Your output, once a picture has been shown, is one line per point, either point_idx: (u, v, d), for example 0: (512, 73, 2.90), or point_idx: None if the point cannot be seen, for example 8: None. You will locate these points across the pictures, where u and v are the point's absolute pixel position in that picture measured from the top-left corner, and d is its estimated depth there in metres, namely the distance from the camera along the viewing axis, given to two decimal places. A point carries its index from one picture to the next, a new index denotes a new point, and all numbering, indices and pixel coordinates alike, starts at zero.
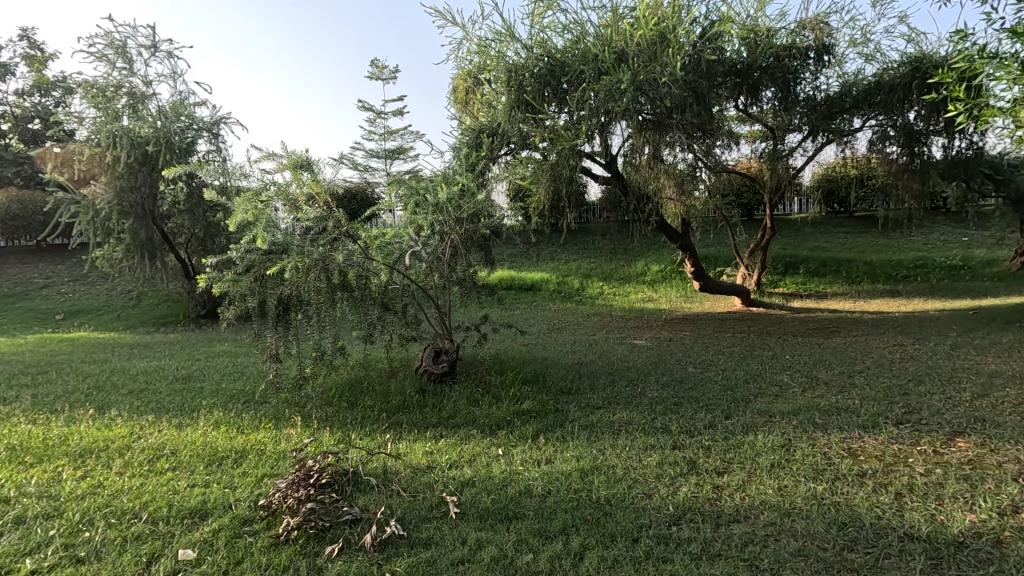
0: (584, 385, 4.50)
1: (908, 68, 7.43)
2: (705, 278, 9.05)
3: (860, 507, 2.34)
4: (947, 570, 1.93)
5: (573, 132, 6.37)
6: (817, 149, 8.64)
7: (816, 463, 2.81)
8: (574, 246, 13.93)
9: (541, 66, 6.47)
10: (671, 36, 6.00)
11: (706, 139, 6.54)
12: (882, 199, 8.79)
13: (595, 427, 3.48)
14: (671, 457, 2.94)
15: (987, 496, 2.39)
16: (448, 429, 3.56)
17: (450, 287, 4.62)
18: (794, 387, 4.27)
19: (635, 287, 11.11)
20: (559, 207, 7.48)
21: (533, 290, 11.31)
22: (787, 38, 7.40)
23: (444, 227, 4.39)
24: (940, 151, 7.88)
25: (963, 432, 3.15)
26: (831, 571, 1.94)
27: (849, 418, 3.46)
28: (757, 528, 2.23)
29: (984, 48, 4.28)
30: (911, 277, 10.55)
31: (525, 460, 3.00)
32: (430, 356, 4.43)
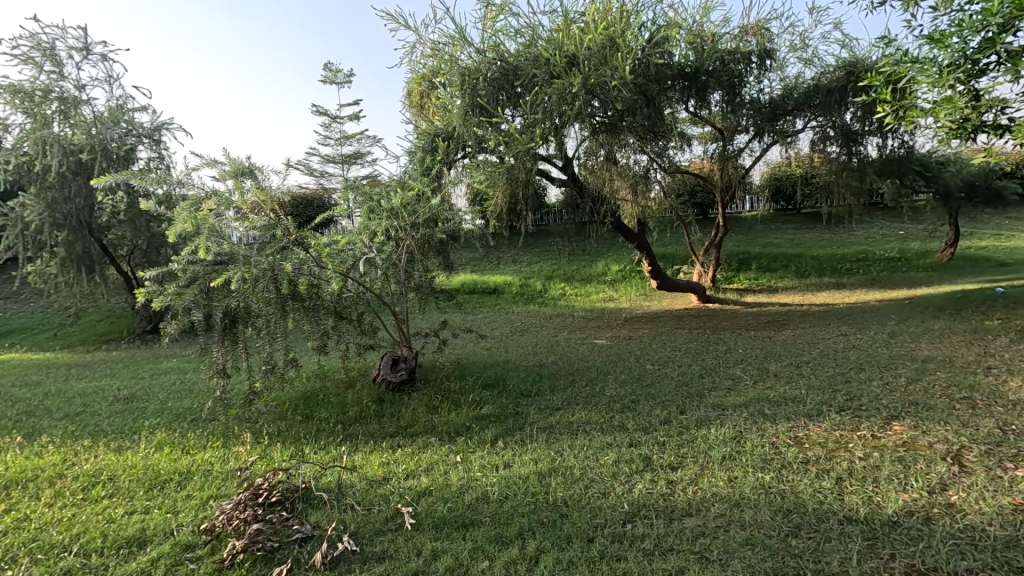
0: (544, 387, 4.51)
1: (843, 72, 7.84)
2: (663, 276, 9.27)
3: (804, 494, 2.43)
4: (883, 550, 2.02)
5: (527, 135, 6.41)
6: (763, 149, 9.00)
7: (764, 453, 2.91)
8: (537, 248, 14.01)
9: (494, 70, 6.50)
10: (620, 41, 6.08)
11: (658, 140, 6.84)
12: (825, 196, 9.24)
13: (554, 428, 3.50)
14: (627, 454, 2.98)
15: (918, 476, 2.53)
16: (406, 438, 3.50)
17: (407, 293, 4.56)
18: (745, 380, 4.42)
19: (596, 288, 11.28)
20: (518, 210, 7.48)
21: (496, 293, 11.30)
22: (731, 43, 7.69)
23: (399, 233, 4.34)
24: (875, 150, 8.33)
25: (899, 416, 3.33)
26: (776, 558, 2.00)
27: (796, 408, 3.60)
28: (707, 521, 2.28)
29: (907, 53, 4.57)
30: (854, 269, 11.12)
31: (484, 465, 2.99)
32: (389, 364, 4.37)
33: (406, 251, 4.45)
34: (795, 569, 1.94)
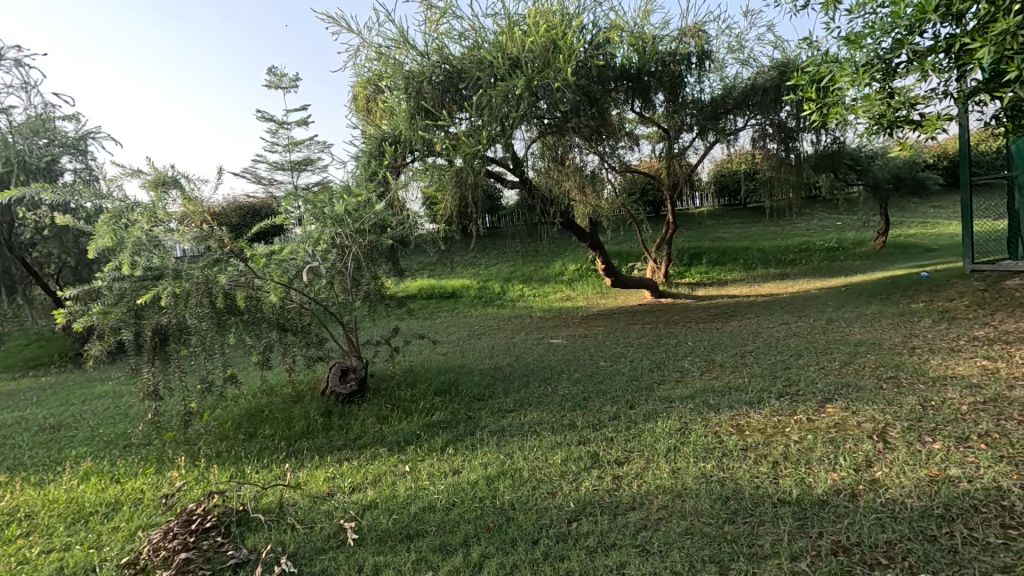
0: (498, 390, 4.49)
1: (777, 72, 8.20)
2: (616, 273, 9.44)
3: (743, 480, 2.51)
4: (812, 529, 2.10)
5: (475, 138, 6.40)
6: (707, 147, 9.31)
7: (707, 442, 2.98)
8: (495, 251, 14.00)
9: (439, 73, 6.46)
10: (562, 43, 6.13)
11: (604, 141, 7.04)
12: (767, 191, 9.63)
13: (505, 431, 3.49)
14: (576, 452, 3.00)
15: (846, 455, 2.66)
16: (354, 451, 3.41)
17: (354, 301, 4.45)
18: (692, 371, 4.55)
19: (554, 287, 11.37)
20: (467, 214, 7.42)
21: (454, 297, 11.22)
22: (672, 44, 7.86)
23: (343, 240, 4.24)
24: (810, 146, 8.74)
25: (832, 398, 3.49)
26: (713, 546, 2.05)
27: (738, 396, 3.72)
28: (650, 514, 2.32)
29: (830, 53, 4.80)
30: (796, 260, 11.64)
31: (432, 473, 2.94)
32: (337, 375, 4.26)
33: (352, 259, 4.33)
34: (730, 555, 1.99)
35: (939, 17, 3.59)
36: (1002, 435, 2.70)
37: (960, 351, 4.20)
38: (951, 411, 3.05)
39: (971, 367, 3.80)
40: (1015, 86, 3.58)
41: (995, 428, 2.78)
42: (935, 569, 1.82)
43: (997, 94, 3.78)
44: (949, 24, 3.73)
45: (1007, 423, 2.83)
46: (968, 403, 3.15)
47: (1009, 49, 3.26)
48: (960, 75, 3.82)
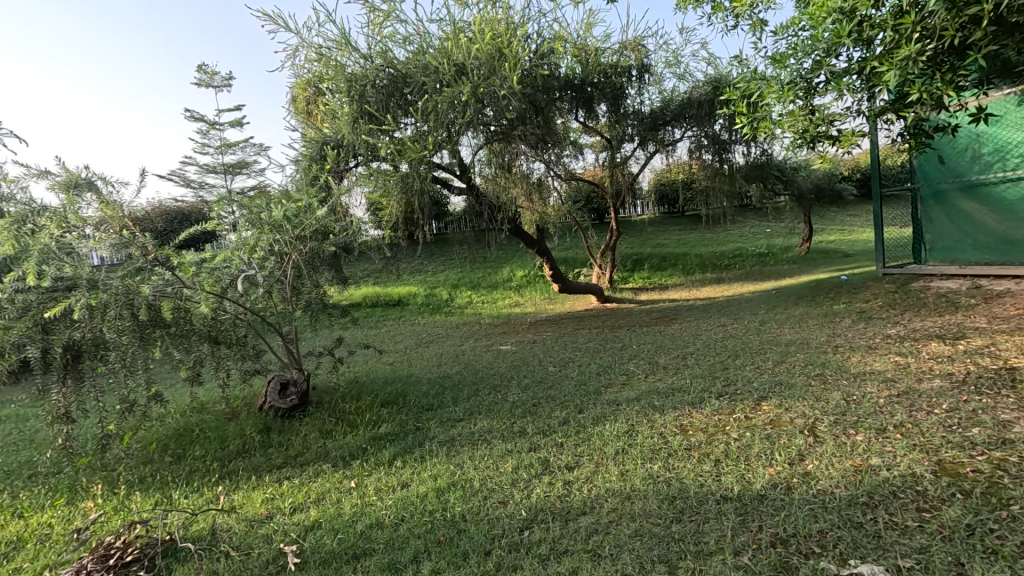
0: (447, 398, 4.42)
1: (710, 87, 8.64)
2: (563, 279, 9.59)
3: (687, 479, 2.59)
4: (752, 523, 2.19)
5: (420, 143, 6.31)
6: (647, 157, 9.67)
7: (654, 443, 3.06)
8: (442, 258, 13.89)
9: (383, 77, 6.36)
10: (507, 51, 6.16)
11: (550, 149, 7.17)
12: (703, 200, 10.12)
13: (455, 441, 3.44)
14: (526, 459, 2.99)
15: (781, 450, 2.81)
16: (295, 468, 3.24)
17: (294, 311, 4.26)
18: (637, 374, 4.68)
19: (502, 293, 11.39)
20: (414, 220, 7.31)
21: (400, 305, 11.01)
22: (613, 57, 8.10)
23: (282, 247, 4.05)
24: (742, 157, 9.27)
25: (767, 396, 3.68)
26: (661, 546, 2.09)
27: (682, 397, 3.85)
28: (601, 517, 2.34)
29: (758, 71, 5.12)
30: (731, 265, 12.27)
31: (380, 488, 2.84)
32: (277, 390, 4.06)
33: (291, 266, 4.18)
34: (678, 554, 2.04)
35: (852, 42, 3.90)
36: (914, 425, 2.94)
37: (877, 349, 4.55)
38: (870, 405, 3.30)
39: (886, 362, 4.13)
40: (917, 106, 3.94)
41: (908, 419, 3.03)
42: (862, 555, 1.94)
43: (902, 113, 4.14)
44: (861, 48, 4.05)
45: (919, 414, 3.09)
46: (884, 396, 3.41)
47: (911, 73, 3.58)
48: (871, 96, 4.16)
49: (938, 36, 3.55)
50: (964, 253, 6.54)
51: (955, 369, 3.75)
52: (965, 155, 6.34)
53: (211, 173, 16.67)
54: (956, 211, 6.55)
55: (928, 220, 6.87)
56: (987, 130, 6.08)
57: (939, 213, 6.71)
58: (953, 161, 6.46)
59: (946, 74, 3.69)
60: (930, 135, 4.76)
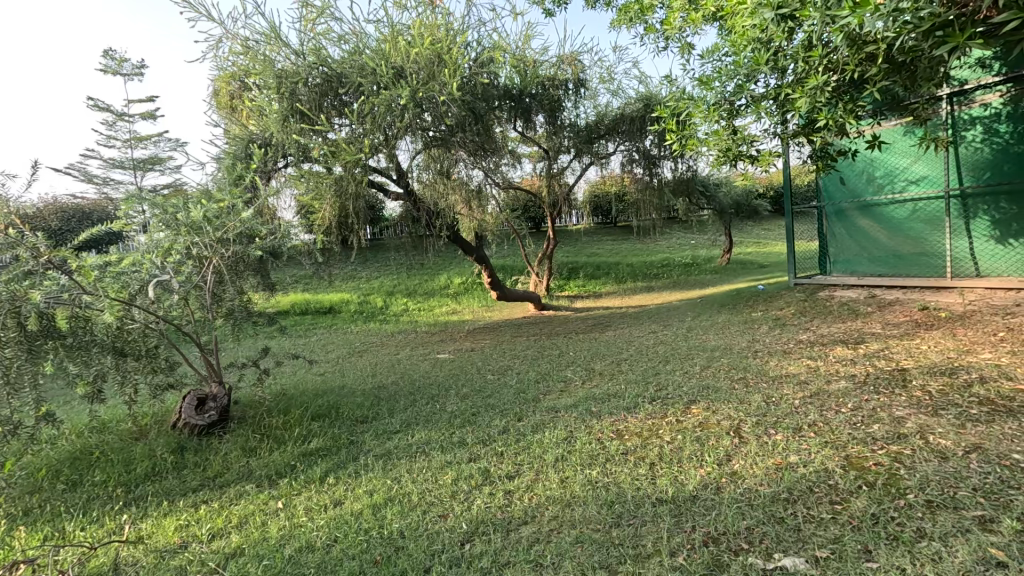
0: (382, 410, 4.27)
1: (642, 104, 9.04)
2: (501, 287, 9.62)
3: (625, 483, 2.65)
4: (686, 523, 2.28)
5: (355, 146, 6.11)
6: (583, 168, 9.96)
7: (592, 449, 3.11)
8: (377, 265, 13.53)
9: (316, 76, 6.13)
10: (447, 57, 6.11)
11: (488, 157, 7.17)
12: (634, 211, 10.55)
13: (391, 454, 3.31)
14: (466, 470, 2.93)
15: (710, 451, 2.94)
16: (213, 491, 2.98)
17: (214, 320, 3.96)
18: (575, 380, 4.76)
19: (439, 301, 11.24)
20: (348, 224, 7.06)
21: (332, 313, 10.58)
22: (551, 69, 8.28)
23: (201, 251, 3.76)
24: (670, 172, 9.77)
25: (696, 399, 3.87)
26: (602, 552, 2.11)
27: (617, 402, 3.96)
28: (542, 525, 2.34)
29: (686, 91, 5.44)
30: (660, 274, 12.86)
31: (310, 508, 2.67)
32: (193, 405, 3.76)
33: (212, 271, 3.88)
34: (618, 559, 2.07)
35: (768, 69, 4.23)
36: (825, 424, 3.20)
37: (791, 353, 4.91)
38: (787, 405, 3.55)
39: (800, 366, 4.47)
40: (824, 131, 4.34)
41: (819, 418, 3.28)
42: (785, 548, 2.06)
43: (810, 137, 4.53)
44: (776, 76, 4.41)
45: (829, 413, 3.36)
46: (799, 398, 3.69)
47: (819, 101, 3.94)
48: (784, 120, 4.53)
49: (841, 70, 3.91)
50: (862, 265, 7.22)
51: (858, 371, 4.12)
52: (863, 177, 7.04)
53: (118, 169, 15.30)
54: (855, 228, 7.26)
55: (832, 234, 7.62)
56: (880, 155, 6.77)
57: (840, 228, 7.45)
58: (853, 182, 7.16)
59: (848, 104, 4.09)
60: (834, 159, 5.25)
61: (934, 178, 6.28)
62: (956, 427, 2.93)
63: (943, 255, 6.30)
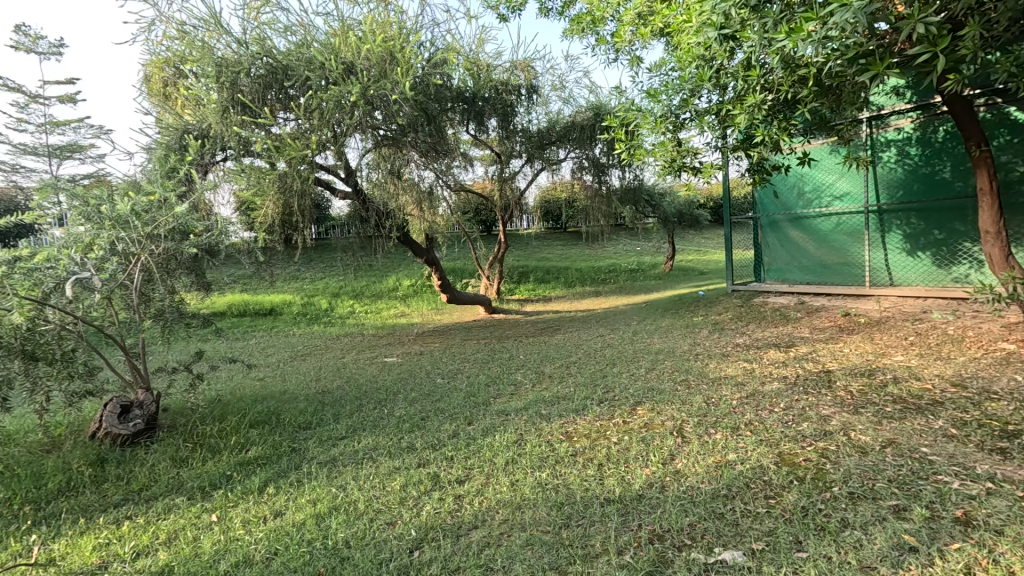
0: (327, 415, 4.12)
1: (592, 113, 9.28)
2: (451, 290, 9.55)
3: (574, 484, 2.69)
4: (632, 522, 2.34)
5: (301, 141, 5.90)
6: (535, 174, 10.08)
7: (542, 451, 3.14)
8: (322, 265, 13.10)
9: (259, 66, 5.91)
10: (400, 55, 6.01)
11: (440, 159, 7.01)
12: (583, 217, 10.77)
13: (336, 461, 3.20)
14: (415, 476, 2.88)
15: (655, 451, 3.04)
16: (138, 505, 2.77)
17: (142, 321, 3.70)
18: (525, 383, 4.79)
19: (387, 303, 11.02)
20: (292, 222, 6.78)
21: (272, 315, 10.13)
22: (504, 74, 8.34)
23: (128, 246, 3.50)
24: (618, 180, 10.07)
25: (641, 401, 3.99)
26: (551, 553, 2.13)
27: (566, 405, 4.02)
28: (493, 529, 2.33)
29: (634, 103, 5.64)
30: (607, 280, 13.20)
31: (248, 520, 2.53)
32: (115, 414, 3.49)
33: (141, 268, 3.61)
34: (567, 559, 2.10)
35: (711, 85, 4.45)
36: (759, 423, 3.38)
37: (729, 356, 5.17)
38: (726, 405, 3.73)
39: (737, 368, 4.72)
40: (760, 147, 4.61)
41: (755, 417, 3.47)
42: (725, 542, 2.16)
43: (748, 151, 4.81)
44: (717, 93, 4.65)
45: (763, 412, 3.56)
46: (737, 398, 3.88)
47: (757, 117, 4.19)
48: (725, 135, 4.78)
49: (776, 90, 4.18)
50: (793, 273, 7.71)
51: (788, 373, 4.40)
52: (794, 192, 7.56)
53: (32, 156, 14.07)
54: (786, 239, 7.75)
55: (766, 244, 8.09)
56: (809, 172, 7.27)
57: (774, 239, 7.92)
58: (785, 197, 7.68)
59: (781, 122, 4.37)
60: (768, 173, 5.57)
61: (856, 194, 6.80)
62: (874, 423, 3.18)
63: (862, 266, 6.82)
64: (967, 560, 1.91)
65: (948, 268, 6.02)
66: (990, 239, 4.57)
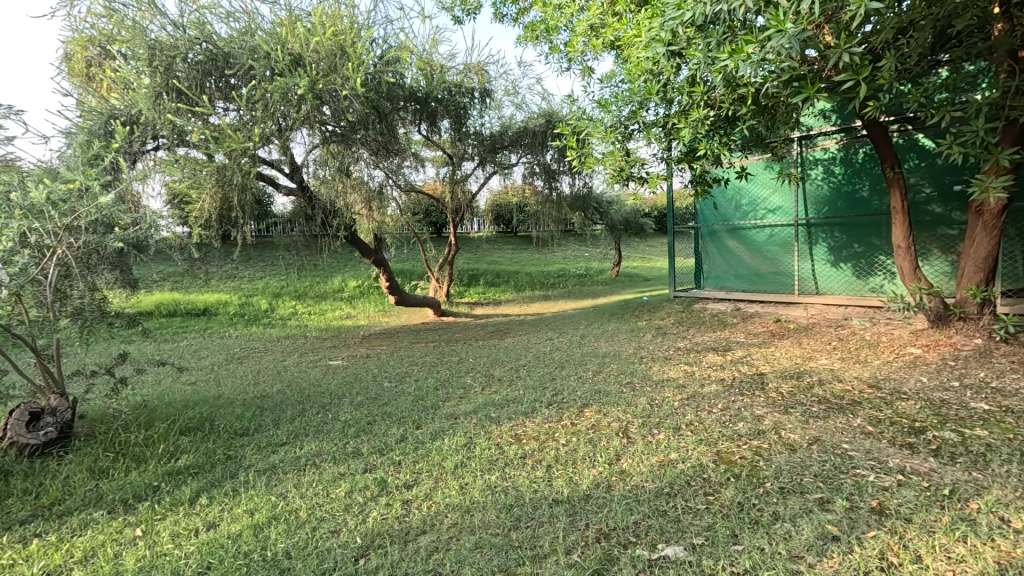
0: (266, 421, 3.93)
1: (543, 120, 9.44)
2: (400, 292, 9.38)
3: (523, 486, 2.70)
4: (580, 521, 2.38)
5: (242, 133, 5.63)
6: (486, 177, 10.11)
7: (491, 454, 3.13)
8: (262, 264, 12.53)
9: (198, 52, 5.62)
10: (350, 50, 5.85)
11: (391, 157, 6.92)
12: (534, 222, 10.89)
13: (276, 468, 3.06)
14: (361, 482, 2.80)
15: (601, 451, 3.11)
16: (49, 522, 2.53)
17: (57, 320, 3.40)
18: (474, 387, 4.77)
19: (332, 304, 10.67)
20: (230, 217, 6.44)
21: (206, 315, 9.56)
22: (457, 76, 8.30)
23: (41, 238, 3.19)
24: (568, 187, 10.27)
25: (589, 403, 4.07)
26: (501, 556, 2.13)
27: (515, 407, 4.04)
28: (441, 533, 2.31)
29: (586, 112, 5.79)
30: (556, 284, 13.39)
31: (177, 533, 2.37)
32: (22, 422, 3.18)
33: (58, 263, 3.30)
34: (517, 560, 2.11)
35: (658, 99, 4.64)
36: (699, 423, 3.54)
37: (672, 359, 5.38)
38: (669, 407, 3.88)
39: (679, 370, 4.92)
40: (702, 160, 4.84)
41: (695, 418, 3.63)
42: (667, 538, 2.24)
43: (691, 164, 5.03)
44: (664, 107, 4.85)
45: (702, 413, 3.73)
46: (678, 400, 4.04)
47: (700, 131, 4.40)
48: (670, 147, 4.99)
49: (717, 106, 4.41)
50: (730, 281, 8.12)
51: (725, 375, 4.64)
52: (731, 204, 7.95)
53: None
54: (724, 248, 8.16)
55: (706, 253, 8.49)
56: (745, 186, 7.70)
57: (712, 248, 8.33)
58: (724, 208, 8.06)
59: (722, 137, 4.61)
60: (709, 186, 5.85)
61: (787, 208, 7.27)
62: (802, 422, 3.40)
63: (792, 275, 7.29)
64: (881, 547, 2.08)
65: (866, 279, 6.55)
66: (901, 253, 5.01)
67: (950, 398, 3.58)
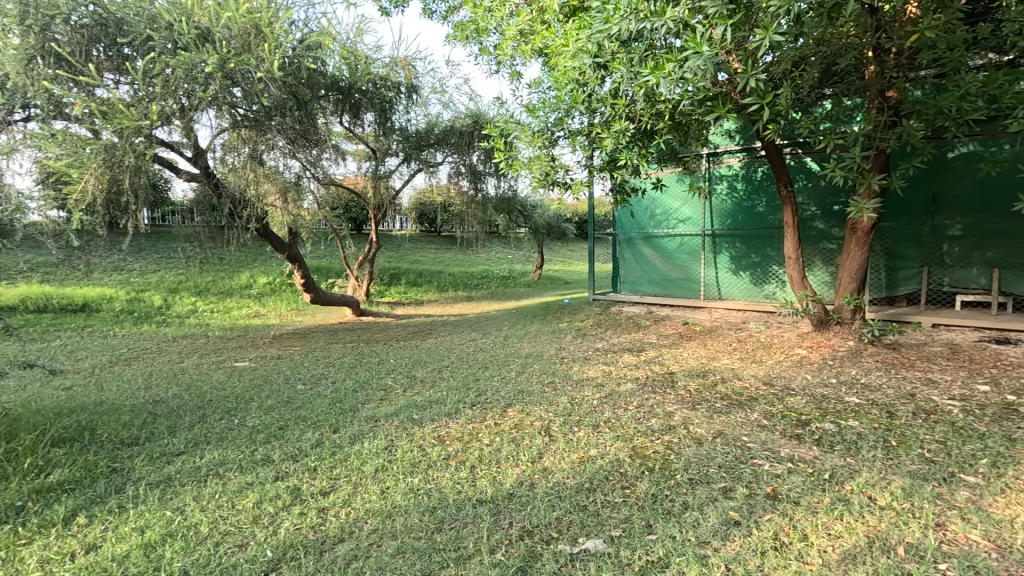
0: (159, 428, 3.56)
1: (471, 121, 9.44)
2: (315, 290, 8.89)
3: (446, 488, 2.66)
4: (504, 520, 2.40)
5: (137, 110, 5.07)
6: (411, 174, 9.90)
7: (413, 457, 3.05)
8: (156, 256, 11.36)
9: (83, 15, 4.99)
10: (267, 30, 5.48)
11: (310, 147, 6.55)
12: (458, 222, 10.81)
13: (173, 479, 2.78)
14: (272, 491, 2.61)
15: (524, 450, 3.15)
16: None
17: None
18: (396, 388, 4.62)
19: (238, 302, 9.90)
20: (119, 202, 5.76)
21: (86, 312, 8.49)
22: (383, 69, 8.04)
23: None
24: (494, 189, 10.33)
25: (512, 403, 4.10)
26: (425, 560, 2.08)
27: (438, 409, 3.97)
28: (361, 541, 2.21)
29: (513, 116, 5.86)
30: (479, 285, 13.39)
31: (46, 559, 2.07)
32: None
33: None
34: (440, 563, 2.07)
35: (582, 108, 4.79)
36: (616, 420, 3.70)
37: (591, 360, 5.56)
38: (588, 405, 4.02)
39: (597, 370, 5.11)
40: (622, 170, 5.07)
41: (612, 415, 3.80)
42: (588, 532, 2.31)
43: (612, 172, 5.25)
44: (588, 116, 5.03)
45: (619, 410, 3.91)
46: (597, 398, 4.20)
47: (622, 142, 4.60)
48: (593, 155, 5.18)
49: (637, 119, 4.64)
50: (643, 286, 8.56)
51: (639, 374, 4.89)
52: (647, 213, 8.39)
53: None
54: (640, 255, 8.60)
55: (622, 258, 8.90)
56: (659, 196, 8.18)
57: (629, 254, 8.75)
58: (640, 217, 8.50)
59: (641, 148, 4.85)
60: (627, 195, 6.13)
61: (695, 219, 7.81)
62: (707, 417, 3.67)
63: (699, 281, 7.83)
64: (774, 528, 2.29)
65: (762, 286, 7.23)
66: (791, 264, 5.55)
67: (829, 393, 4.03)
